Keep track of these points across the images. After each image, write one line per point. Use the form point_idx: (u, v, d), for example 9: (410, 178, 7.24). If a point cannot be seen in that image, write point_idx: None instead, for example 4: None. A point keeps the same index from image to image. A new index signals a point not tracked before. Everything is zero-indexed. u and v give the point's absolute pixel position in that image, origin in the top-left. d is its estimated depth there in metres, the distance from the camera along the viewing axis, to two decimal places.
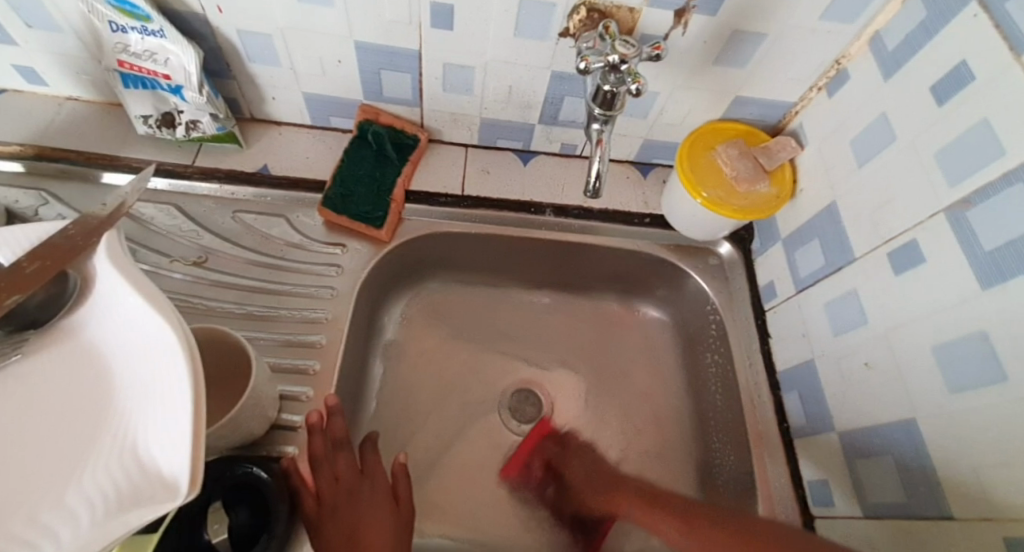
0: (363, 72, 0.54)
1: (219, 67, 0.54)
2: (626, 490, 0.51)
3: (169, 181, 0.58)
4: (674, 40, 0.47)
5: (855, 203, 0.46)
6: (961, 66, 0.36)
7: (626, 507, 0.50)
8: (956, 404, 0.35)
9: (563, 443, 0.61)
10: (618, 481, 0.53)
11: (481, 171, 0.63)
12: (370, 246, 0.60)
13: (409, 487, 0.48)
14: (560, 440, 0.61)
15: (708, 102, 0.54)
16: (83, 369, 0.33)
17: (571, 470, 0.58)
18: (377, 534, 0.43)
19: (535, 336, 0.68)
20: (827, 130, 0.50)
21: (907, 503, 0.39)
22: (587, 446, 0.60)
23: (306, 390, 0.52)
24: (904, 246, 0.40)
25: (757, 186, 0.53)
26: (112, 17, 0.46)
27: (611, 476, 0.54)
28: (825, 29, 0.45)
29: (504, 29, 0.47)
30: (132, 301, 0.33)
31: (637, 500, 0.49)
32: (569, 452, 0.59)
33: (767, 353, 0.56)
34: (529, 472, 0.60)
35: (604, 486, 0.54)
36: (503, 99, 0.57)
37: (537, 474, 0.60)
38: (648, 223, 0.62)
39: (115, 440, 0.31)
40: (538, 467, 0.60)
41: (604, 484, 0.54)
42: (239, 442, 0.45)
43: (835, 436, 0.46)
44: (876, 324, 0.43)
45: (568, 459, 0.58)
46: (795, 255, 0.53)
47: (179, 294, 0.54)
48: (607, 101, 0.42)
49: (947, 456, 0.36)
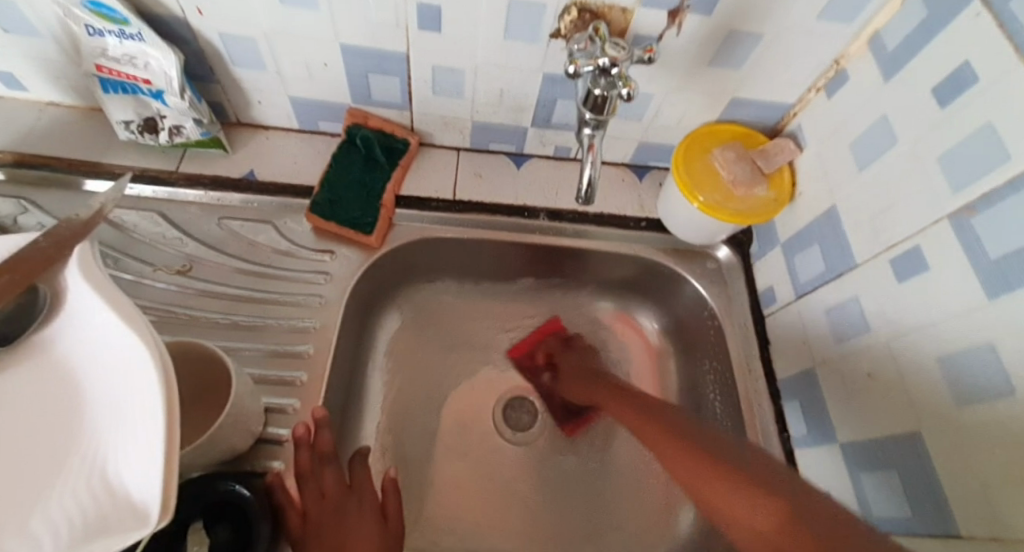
0: (351, 75, 0.53)
1: (202, 72, 0.53)
2: (600, 386, 0.56)
3: (153, 188, 0.57)
4: (668, 40, 0.45)
5: (855, 206, 0.44)
6: (964, 67, 0.34)
7: (604, 401, 0.55)
8: (963, 418, 0.34)
9: (568, 343, 0.66)
10: (597, 377, 0.58)
11: (474, 176, 0.62)
12: (358, 252, 0.58)
13: (398, 503, 0.47)
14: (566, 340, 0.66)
15: (705, 103, 0.53)
16: (51, 384, 0.32)
17: (568, 367, 0.63)
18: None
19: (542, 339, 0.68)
20: (827, 132, 0.48)
21: (913, 518, 0.37)
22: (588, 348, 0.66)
23: (293, 403, 0.50)
24: (907, 253, 0.39)
25: (755, 189, 0.52)
26: (89, 21, 0.45)
27: (603, 373, 0.59)
28: (823, 28, 0.43)
29: (493, 30, 0.46)
30: (104, 316, 0.32)
31: (609, 392, 0.54)
32: (572, 351, 0.65)
33: (766, 360, 0.55)
34: (534, 359, 0.66)
35: (590, 379, 0.59)
36: (494, 102, 0.55)
37: (540, 363, 0.65)
38: (644, 227, 0.61)
39: (85, 461, 0.29)
40: (542, 356, 0.65)
41: (583, 378, 0.60)
42: (223, 458, 0.44)
43: (838, 447, 0.45)
44: (878, 332, 0.41)
45: (569, 355, 0.64)
46: (795, 260, 0.52)
47: (163, 305, 0.52)
48: (598, 105, 0.40)
49: (954, 472, 0.34)
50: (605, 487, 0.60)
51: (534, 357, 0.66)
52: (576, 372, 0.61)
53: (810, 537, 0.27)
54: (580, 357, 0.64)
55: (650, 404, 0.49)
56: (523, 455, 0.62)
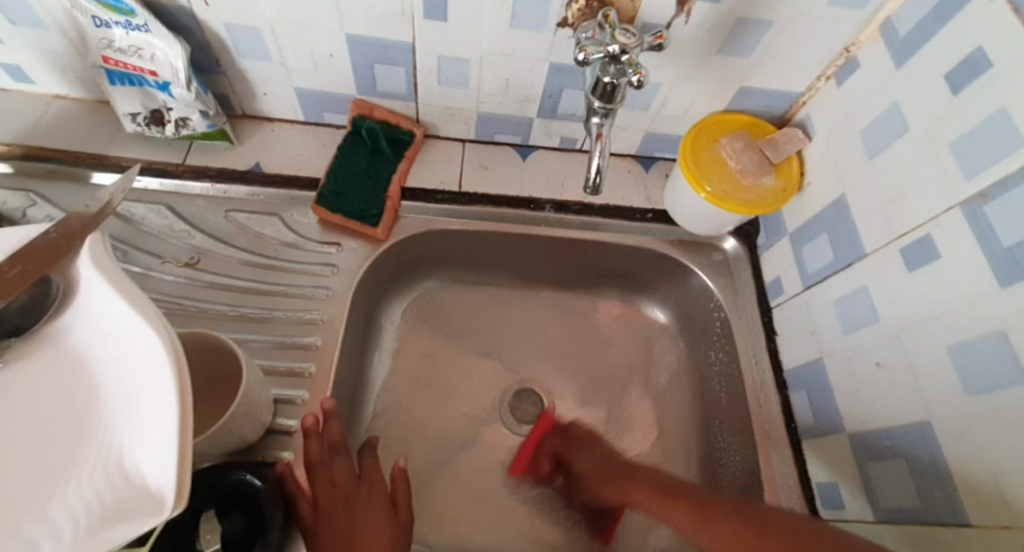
0: (357, 66, 0.53)
1: (208, 63, 0.53)
2: (637, 483, 0.48)
3: (160, 180, 0.57)
4: (677, 28, 0.45)
5: (865, 195, 0.44)
6: (977, 52, 0.34)
7: (632, 495, 0.49)
8: (973, 407, 0.34)
9: (567, 434, 0.59)
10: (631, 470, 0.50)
11: (479, 167, 0.61)
12: (365, 245, 0.58)
13: (408, 491, 0.48)
14: (565, 432, 0.58)
15: (713, 92, 0.52)
16: (67, 378, 0.32)
17: (581, 467, 0.55)
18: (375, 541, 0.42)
19: (546, 330, 0.67)
20: (836, 120, 0.48)
21: (922, 507, 0.37)
22: (595, 439, 0.56)
23: (301, 393, 0.50)
24: (919, 241, 0.38)
25: (763, 179, 0.51)
26: (95, 12, 0.45)
27: (621, 466, 0.52)
28: (833, 15, 0.43)
29: (500, 19, 0.45)
30: (115, 306, 0.32)
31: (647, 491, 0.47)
32: (574, 442, 0.57)
33: (772, 350, 0.55)
34: (539, 464, 0.59)
35: (612, 477, 0.51)
36: (500, 93, 0.55)
37: (546, 468, 0.58)
38: (650, 218, 0.61)
39: (100, 452, 0.29)
40: (548, 462, 0.58)
41: (615, 474, 0.51)
42: (233, 448, 0.44)
43: (845, 437, 0.45)
44: (887, 322, 0.41)
45: (576, 452, 0.56)
46: (803, 250, 0.52)
47: (172, 297, 0.52)
48: (607, 93, 0.40)
49: (964, 461, 0.34)
50: None
51: (538, 462, 0.59)
52: (596, 463, 0.54)
53: None
54: (590, 447, 0.55)
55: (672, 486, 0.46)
56: None
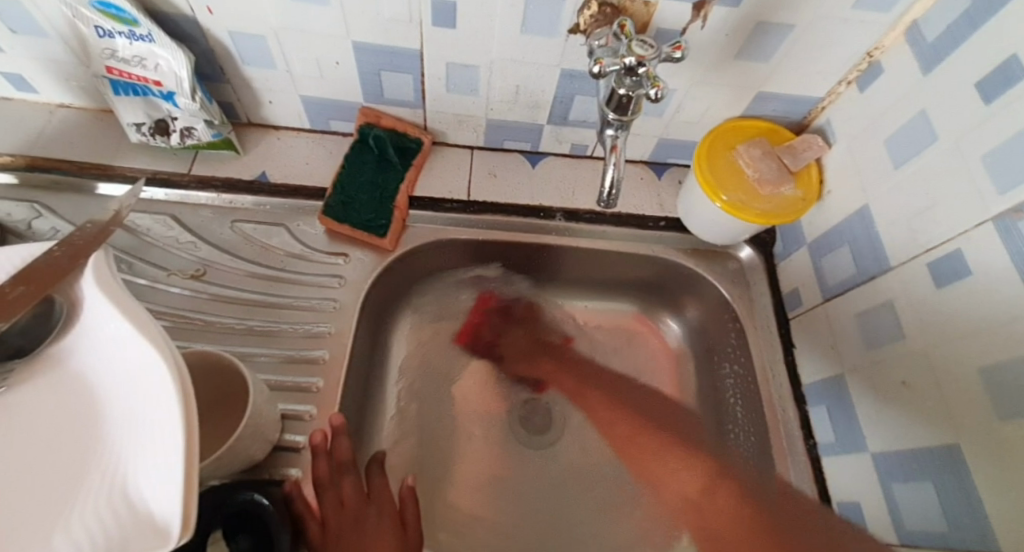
0: (363, 73, 0.52)
1: (212, 71, 0.52)
2: (588, 388, 0.61)
3: (165, 191, 0.56)
4: (693, 33, 0.44)
5: (890, 207, 0.42)
6: (1011, 60, 0.32)
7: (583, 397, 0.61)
8: (1006, 432, 0.32)
9: (507, 314, 0.67)
10: (579, 362, 0.63)
11: (488, 175, 0.60)
12: (373, 255, 0.57)
13: (417, 511, 0.47)
14: (500, 312, 0.66)
15: (728, 98, 0.51)
16: (73, 403, 0.32)
17: (500, 341, 0.66)
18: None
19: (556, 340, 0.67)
20: (859, 127, 0.46)
21: (949, 533, 0.36)
22: (539, 322, 0.67)
23: (309, 408, 0.50)
24: (949, 257, 0.37)
25: (782, 188, 0.50)
26: (98, 22, 0.44)
27: (549, 347, 0.65)
28: (858, 18, 0.41)
29: (510, 26, 0.44)
30: (120, 329, 0.31)
31: (602, 396, 0.60)
32: (512, 321, 0.66)
33: (790, 363, 0.54)
34: (484, 328, 0.66)
35: (533, 356, 0.65)
36: (509, 99, 0.54)
37: (482, 341, 0.66)
38: (663, 226, 0.59)
39: (105, 480, 0.29)
40: (484, 335, 0.66)
41: (575, 368, 0.63)
42: (241, 466, 0.44)
43: (868, 456, 0.44)
44: (913, 338, 0.40)
45: (513, 335, 0.66)
46: (823, 261, 0.50)
47: (178, 310, 0.52)
48: (622, 105, 0.39)
49: (997, 488, 0.33)
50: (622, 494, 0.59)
51: (473, 333, 0.66)
52: (529, 341, 0.65)
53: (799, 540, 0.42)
54: (525, 327, 0.66)
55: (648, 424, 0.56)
56: (539, 457, 0.62)
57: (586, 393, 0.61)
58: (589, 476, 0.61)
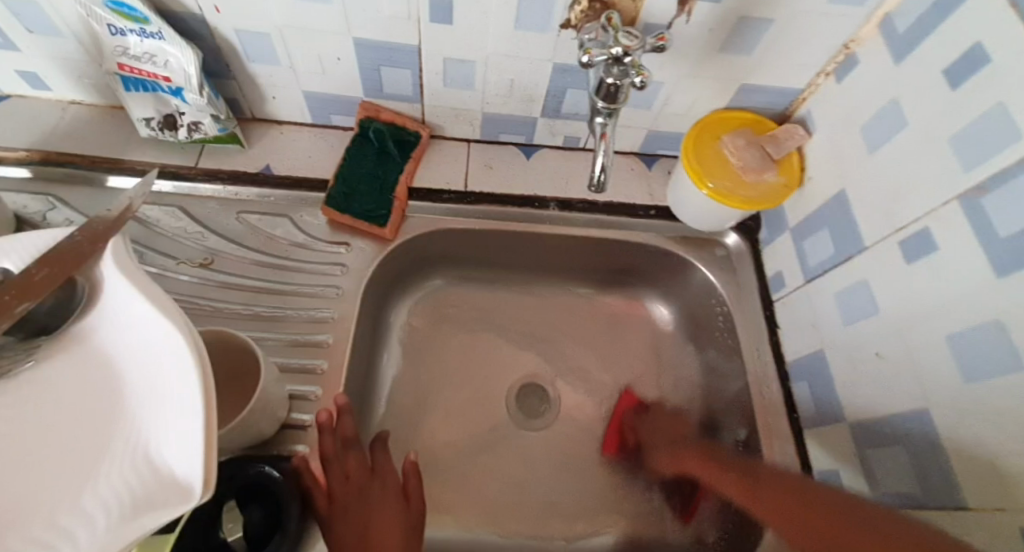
0: (363, 69, 0.54)
1: (218, 68, 0.54)
2: (690, 449, 0.55)
3: (173, 184, 0.58)
4: (678, 28, 0.46)
5: (865, 191, 0.45)
6: (977, 47, 0.35)
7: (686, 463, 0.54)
8: (970, 396, 0.34)
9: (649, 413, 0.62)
10: (686, 446, 0.56)
11: (484, 166, 0.63)
12: (374, 245, 0.60)
13: (419, 485, 0.49)
14: (647, 411, 0.62)
15: (714, 91, 0.53)
16: (95, 376, 0.34)
17: (646, 440, 0.60)
18: (387, 530, 0.44)
19: (549, 327, 0.68)
20: (836, 116, 0.49)
21: (919, 493, 0.38)
22: (669, 411, 0.62)
23: (314, 389, 0.52)
24: (917, 235, 0.39)
25: (765, 175, 0.52)
26: (111, 20, 0.46)
27: (686, 442, 0.56)
28: (833, 12, 0.43)
29: (504, 21, 0.47)
30: (139, 306, 0.33)
31: (698, 460, 0.52)
32: (653, 417, 0.61)
33: (775, 344, 0.56)
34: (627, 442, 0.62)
35: (674, 446, 0.57)
36: (504, 93, 0.56)
37: (630, 448, 0.61)
38: (653, 215, 0.61)
39: (129, 446, 0.31)
40: (629, 440, 0.61)
41: (675, 444, 0.57)
42: (250, 442, 0.46)
43: (846, 427, 0.46)
44: (887, 314, 0.42)
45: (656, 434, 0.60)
46: (804, 245, 0.52)
47: (187, 297, 0.54)
48: (611, 94, 0.41)
49: (962, 447, 0.35)
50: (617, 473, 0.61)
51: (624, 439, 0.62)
52: (664, 436, 0.59)
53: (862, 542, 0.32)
54: (665, 421, 0.61)
55: (715, 460, 0.51)
56: (534, 440, 0.63)
57: (684, 454, 0.55)
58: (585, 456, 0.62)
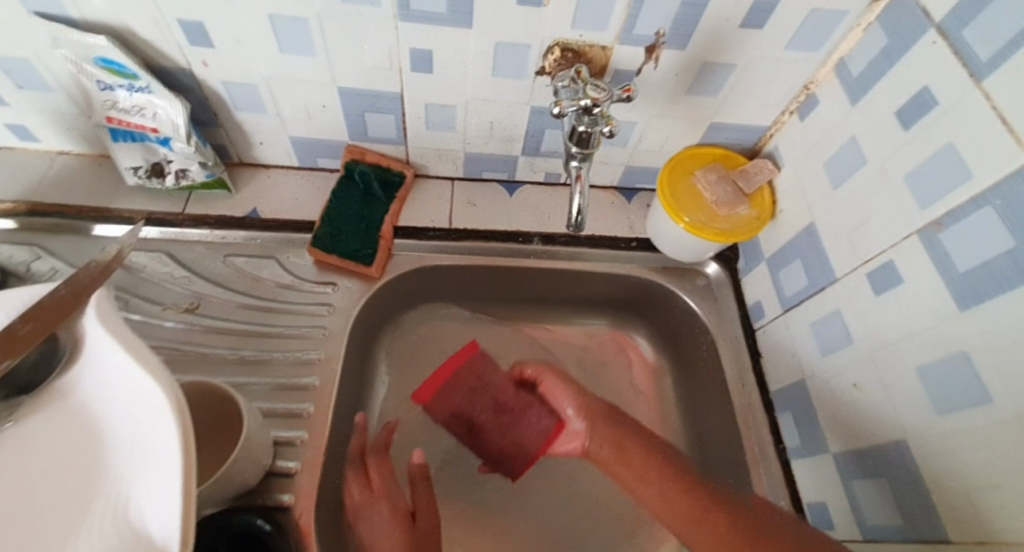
0: (348, 115, 0.55)
1: (206, 117, 0.56)
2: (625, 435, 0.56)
3: (160, 229, 0.59)
4: (647, 73, 0.48)
5: (832, 223, 0.46)
6: (924, 91, 0.37)
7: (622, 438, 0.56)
8: (945, 426, 0.35)
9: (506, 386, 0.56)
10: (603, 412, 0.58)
11: (468, 204, 0.64)
12: (360, 283, 0.60)
13: (432, 517, 0.47)
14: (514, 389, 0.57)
15: (685, 129, 0.55)
16: (77, 431, 0.34)
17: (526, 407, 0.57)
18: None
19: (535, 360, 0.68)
20: (802, 152, 0.51)
21: (905, 525, 0.39)
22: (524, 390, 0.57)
23: (300, 434, 0.51)
24: (883, 267, 0.40)
25: (738, 208, 0.54)
26: (100, 76, 0.48)
27: (602, 416, 0.57)
28: (791, 57, 0.46)
29: (481, 70, 0.49)
30: (118, 355, 0.33)
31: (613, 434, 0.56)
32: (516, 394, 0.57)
33: (758, 372, 0.57)
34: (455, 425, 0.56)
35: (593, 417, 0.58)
36: (485, 134, 0.58)
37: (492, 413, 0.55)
38: (635, 247, 0.63)
39: (109, 504, 0.30)
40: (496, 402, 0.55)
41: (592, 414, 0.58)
42: (236, 492, 0.45)
43: (831, 457, 0.47)
44: (860, 343, 0.43)
45: (488, 385, 0.54)
46: (780, 275, 0.54)
47: (172, 343, 0.54)
48: (583, 140, 0.43)
49: (941, 478, 0.36)
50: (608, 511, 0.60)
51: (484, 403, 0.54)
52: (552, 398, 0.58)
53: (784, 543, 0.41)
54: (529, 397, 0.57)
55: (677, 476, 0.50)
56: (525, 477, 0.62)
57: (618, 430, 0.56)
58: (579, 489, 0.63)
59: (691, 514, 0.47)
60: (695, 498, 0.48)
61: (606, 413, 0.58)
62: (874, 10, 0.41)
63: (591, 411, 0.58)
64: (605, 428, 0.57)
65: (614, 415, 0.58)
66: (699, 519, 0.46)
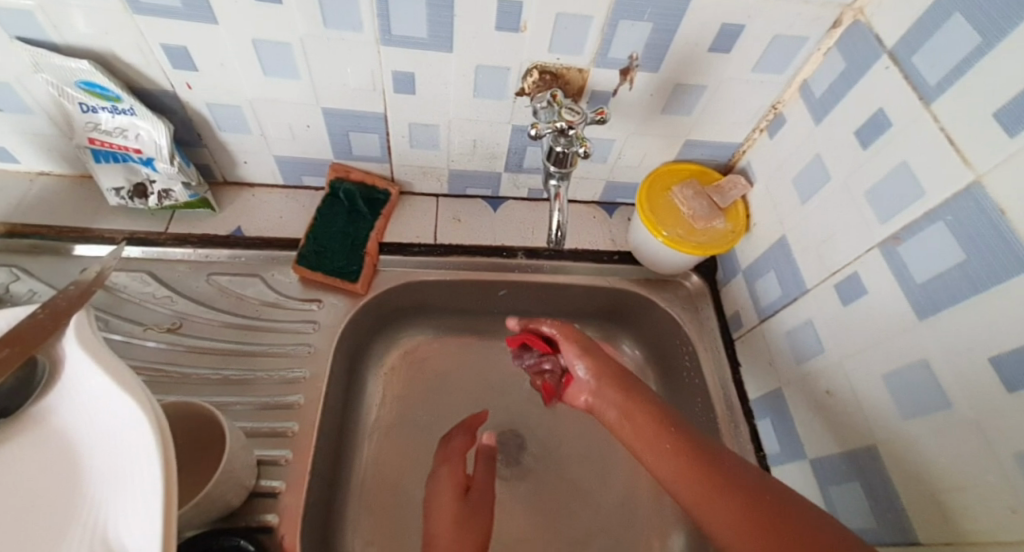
0: (332, 134, 0.56)
1: (190, 138, 0.56)
2: (648, 412, 0.44)
3: (142, 249, 0.59)
4: (622, 94, 0.50)
5: (802, 236, 0.48)
6: (879, 112, 0.39)
7: (639, 412, 0.44)
8: (909, 431, 0.37)
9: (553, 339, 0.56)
10: (630, 386, 0.47)
11: (452, 220, 0.65)
12: (346, 300, 0.60)
13: (479, 491, 0.51)
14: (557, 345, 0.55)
15: (661, 146, 0.57)
16: (55, 456, 0.33)
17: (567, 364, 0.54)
18: (442, 523, 0.47)
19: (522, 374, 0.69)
20: (772, 168, 0.53)
21: (877, 528, 0.40)
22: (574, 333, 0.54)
23: (285, 453, 0.51)
24: (849, 278, 0.42)
25: (713, 222, 0.56)
26: (82, 99, 0.48)
27: (633, 385, 0.48)
28: (760, 79, 0.48)
29: (463, 91, 0.50)
30: (96, 376, 0.33)
31: (649, 418, 0.43)
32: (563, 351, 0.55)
33: (738, 380, 0.58)
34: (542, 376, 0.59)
35: (624, 382, 0.48)
36: (468, 152, 0.59)
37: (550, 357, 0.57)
38: (617, 260, 0.64)
39: (87, 527, 0.30)
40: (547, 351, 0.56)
41: (623, 380, 0.48)
42: (218, 513, 0.45)
43: (807, 463, 0.48)
44: (831, 352, 0.45)
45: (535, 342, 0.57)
46: (756, 286, 0.55)
47: (153, 364, 0.54)
48: (560, 159, 0.45)
49: (907, 481, 0.37)
50: (599, 520, 0.61)
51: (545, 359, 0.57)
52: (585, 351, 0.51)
53: (796, 532, 0.31)
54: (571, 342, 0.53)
55: (689, 442, 0.40)
56: (517, 493, 0.61)
57: (651, 412, 0.44)
58: (577, 492, 0.62)
59: (703, 491, 0.36)
60: (692, 459, 0.39)
61: (627, 379, 0.48)
62: (834, 36, 0.43)
63: (613, 375, 0.49)
64: (626, 393, 0.47)
65: (628, 378, 0.48)
66: (692, 482, 0.37)
